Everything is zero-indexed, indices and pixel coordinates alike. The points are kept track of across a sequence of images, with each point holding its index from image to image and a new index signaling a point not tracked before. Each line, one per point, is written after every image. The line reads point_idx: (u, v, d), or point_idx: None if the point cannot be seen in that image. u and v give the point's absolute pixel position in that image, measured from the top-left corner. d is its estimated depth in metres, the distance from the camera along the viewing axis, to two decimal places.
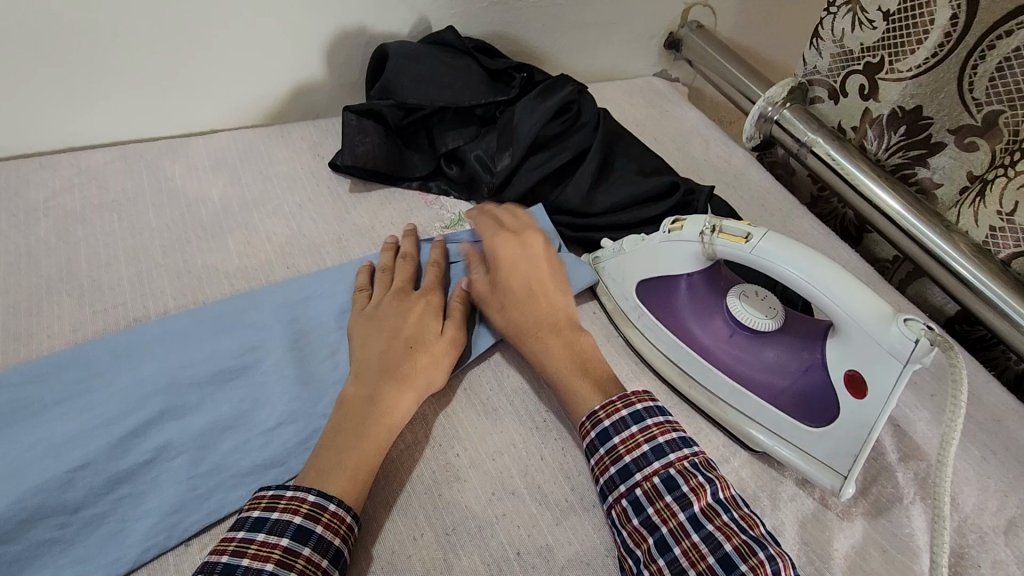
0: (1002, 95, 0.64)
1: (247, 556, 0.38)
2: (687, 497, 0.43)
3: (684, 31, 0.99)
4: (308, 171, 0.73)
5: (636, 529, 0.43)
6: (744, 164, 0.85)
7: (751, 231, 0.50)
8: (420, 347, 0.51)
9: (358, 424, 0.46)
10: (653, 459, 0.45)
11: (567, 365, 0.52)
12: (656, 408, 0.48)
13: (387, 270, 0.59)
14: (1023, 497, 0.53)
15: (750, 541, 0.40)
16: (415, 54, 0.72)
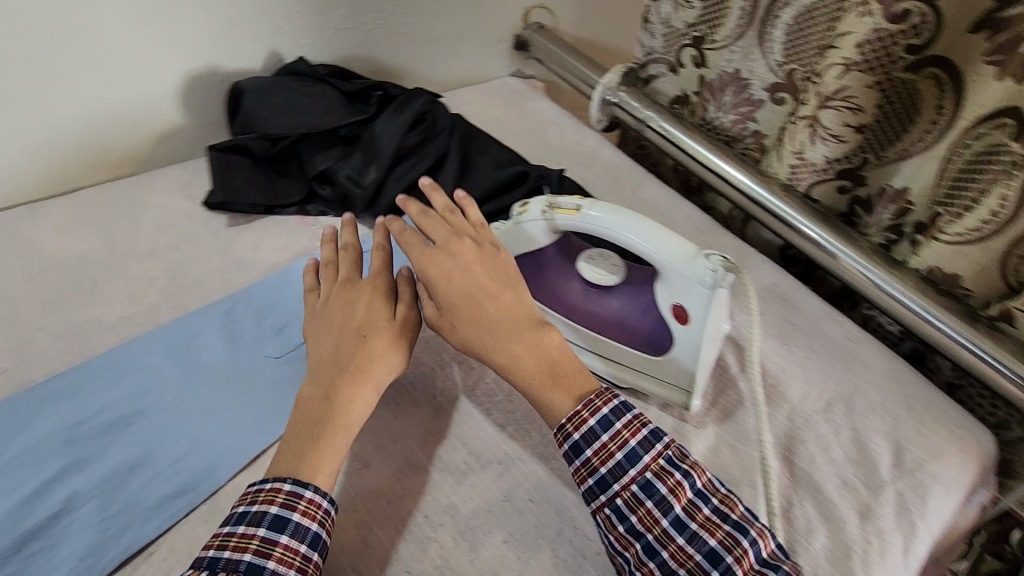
0: (794, 57, 0.74)
1: (228, 548, 0.43)
2: (668, 499, 0.47)
3: (527, 33, 1.06)
4: (182, 213, 0.74)
5: (622, 534, 0.47)
6: (596, 145, 0.95)
7: (581, 203, 0.58)
8: (371, 334, 0.53)
9: (315, 418, 0.49)
10: (630, 468, 0.48)
11: (536, 371, 0.52)
12: (622, 407, 0.50)
13: (332, 264, 0.59)
14: (837, 380, 0.65)
15: (731, 532, 0.46)
16: (270, 87, 0.75)
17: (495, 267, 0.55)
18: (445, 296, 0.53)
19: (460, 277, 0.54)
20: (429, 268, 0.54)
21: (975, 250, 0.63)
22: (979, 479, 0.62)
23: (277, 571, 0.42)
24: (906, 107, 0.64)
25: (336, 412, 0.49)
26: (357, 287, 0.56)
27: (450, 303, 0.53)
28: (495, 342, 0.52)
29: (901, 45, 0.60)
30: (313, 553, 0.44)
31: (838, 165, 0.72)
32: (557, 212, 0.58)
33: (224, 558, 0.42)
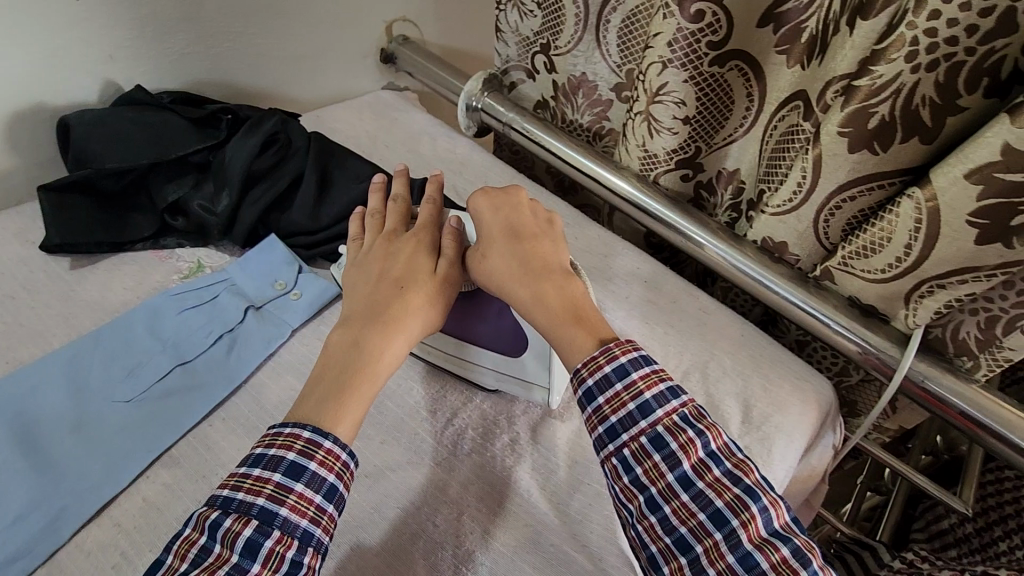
0: (628, 56, 0.80)
1: (243, 489, 0.43)
2: (676, 456, 0.46)
3: (393, 46, 1.07)
4: (17, 260, 0.69)
5: (626, 485, 0.48)
6: (468, 151, 0.98)
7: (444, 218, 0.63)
8: (409, 286, 0.55)
9: (341, 363, 0.50)
10: (640, 419, 0.48)
11: (554, 309, 0.53)
12: (640, 358, 0.50)
13: (378, 215, 0.65)
14: (693, 350, 0.70)
15: (741, 495, 0.44)
16: (102, 119, 0.72)
17: (536, 222, 0.60)
18: (486, 233, 0.59)
19: (504, 227, 0.59)
20: (479, 207, 0.61)
21: (793, 219, 0.68)
22: (823, 424, 0.68)
23: (289, 519, 0.43)
24: (720, 97, 0.71)
25: (366, 357, 0.50)
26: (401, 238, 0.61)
27: (487, 237, 0.58)
28: (521, 278, 0.55)
29: (704, 41, 0.65)
30: (328, 505, 0.45)
31: (676, 156, 0.78)
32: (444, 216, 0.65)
33: (239, 499, 0.42)
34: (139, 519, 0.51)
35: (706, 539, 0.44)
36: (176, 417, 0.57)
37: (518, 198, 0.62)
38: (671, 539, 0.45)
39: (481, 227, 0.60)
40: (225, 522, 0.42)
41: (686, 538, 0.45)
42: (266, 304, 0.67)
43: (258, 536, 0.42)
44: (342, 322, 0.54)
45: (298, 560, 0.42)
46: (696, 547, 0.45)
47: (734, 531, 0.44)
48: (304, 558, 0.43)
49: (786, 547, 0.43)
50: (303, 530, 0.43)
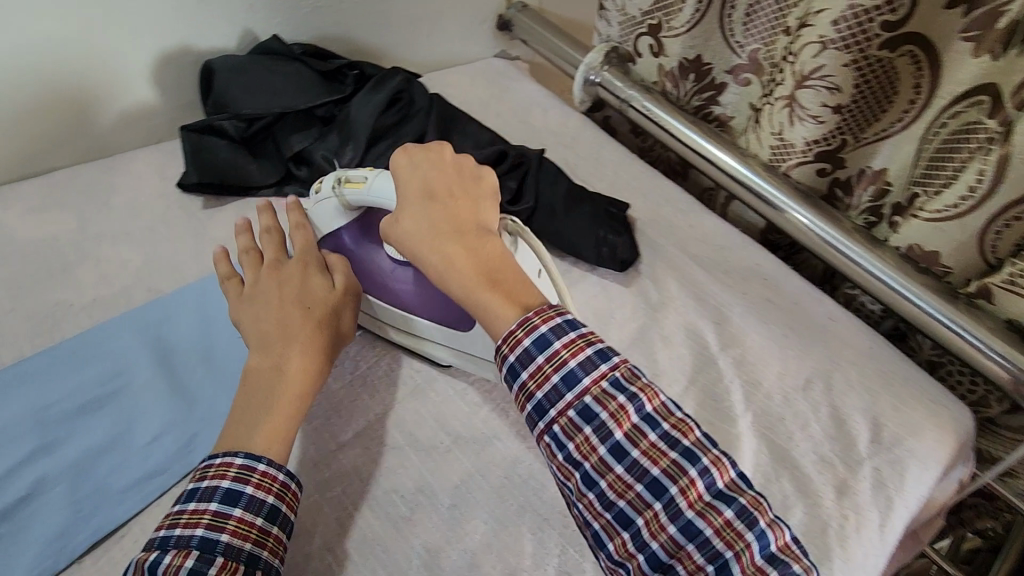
0: (757, 36, 0.76)
1: (180, 524, 0.42)
2: (607, 427, 0.44)
3: (511, 12, 1.04)
4: (156, 195, 0.73)
5: (562, 463, 0.45)
6: (579, 126, 0.94)
7: (367, 175, 0.58)
8: (314, 305, 0.54)
9: (267, 387, 0.49)
10: (566, 392, 0.44)
11: (474, 275, 0.50)
12: (564, 326, 0.46)
13: (252, 251, 0.60)
14: (815, 357, 0.64)
15: (679, 459, 0.43)
16: (244, 66, 0.74)
17: (451, 179, 0.56)
18: (403, 196, 0.55)
19: (412, 190, 0.55)
20: (398, 169, 0.56)
21: (953, 228, 0.63)
22: (959, 454, 0.62)
23: (231, 544, 0.42)
24: (883, 85, 0.65)
25: (287, 377, 0.50)
26: (285, 265, 0.58)
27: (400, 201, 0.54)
28: (440, 239, 0.51)
29: (877, 21, 0.60)
30: (272, 526, 0.44)
31: (817, 147, 0.72)
32: (365, 188, 0.57)
33: (176, 536, 0.42)
34: None
35: (645, 512, 0.43)
36: None
37: (441, 152, 0.57)
38: (612, 515, 0.44)
39: (397, 188, 0.56)
40: (165, 559, 0.41)
41: (626, 512, 0.43)
42: None
43: (201, 565, 0.40)
44: (254, 351, 0.51)
45: None
46: (637, 520, 0.43)
47: (672, 500, 0.43)
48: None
49: (730, 509, 0.43)
50: (248, 554, 0.42)
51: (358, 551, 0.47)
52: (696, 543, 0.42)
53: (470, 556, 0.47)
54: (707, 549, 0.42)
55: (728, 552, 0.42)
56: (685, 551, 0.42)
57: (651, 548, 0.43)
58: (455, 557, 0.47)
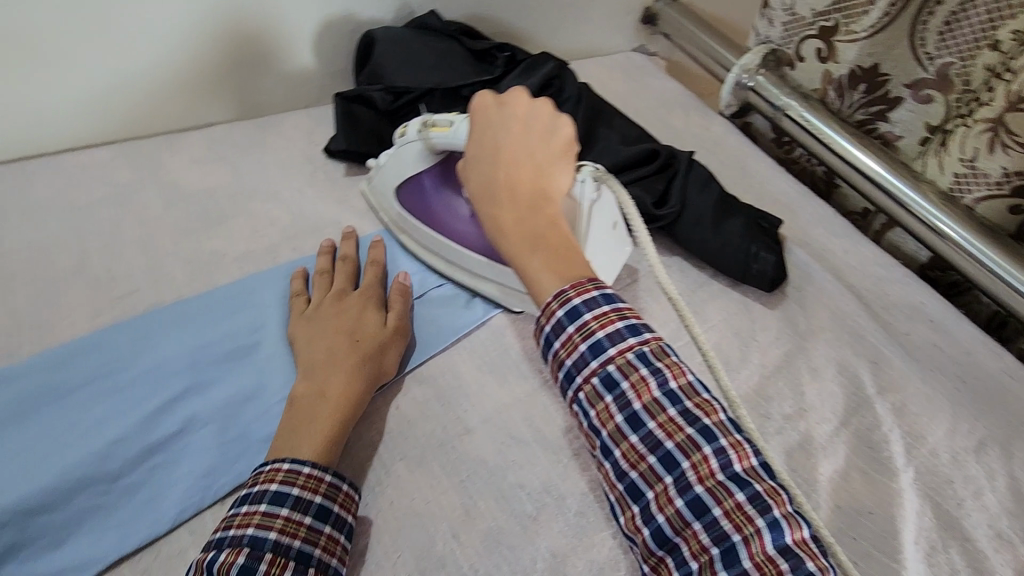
0: (954, 49, 0.67)
1: (233, 526, 0.41)
2: (627, 396, 0.41)
3: (659, 6, 1.01)
4: (304, 159, 0.76)
5: (583, 431, 0.43)
6: (722, 131, 0.89)
7: (453, 118, 0.59)
8: (364, 339, 0.53)
9: (307, 415, 0.47)
10: (592, 359, 0.42)
11: (523, 241, 0.49)
12: (600, 300, 0.44)
13: (325, 274, 0.60)
14: (990, 421, 0.57)
15: (694, 436, 0.40)
16: (403, 39, 0.75)
17: (526, 139, 0.53)
18: (471, 150, 0.54)
19: (484, 149, 0.53)
20: (474, 118, 0.55)
21: None
22: None
23: (281, 542, 0.40)
24: None
25: (326, 403, 0.48)
26: (348, 294, 0.57)
27: (471, 158, 0.54)
28: (499, 198, 0.51)
29: None
30: (323, 525, 0.42)
31: (1018, 180, 0.63)
32: (449, 131, 0.59)
33: (230, 537, 0.40)
34: (393, 426, 0.52)
35: (655, 485, 0.40)
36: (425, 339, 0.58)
37: (520, 106, 0.54)
38: (624, 487, 0.41)
39: (470, 139, 0.55)
40: (218, 558, 0.39)
41: (638, 484, 0.40)
42: None
43: (252, 561, 0.39)
44: (301, 378, 0.50)
45: None
46: (647, 493, 0.40)
47: (683, 476, 0.39)
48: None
49: (742, 492, 0.38)
50: (298, 552, 0.40)
51: (480, 543, 0.45)
52: (703, 523, 0.38)
53: (598, 569, 0.45)
54: (714, 530, 0.37)
55: (736, 536, 0.37)
56: (691, 530, 0.38)
57: (657, 523, 0.39)
58: (582, 568, 0.45)
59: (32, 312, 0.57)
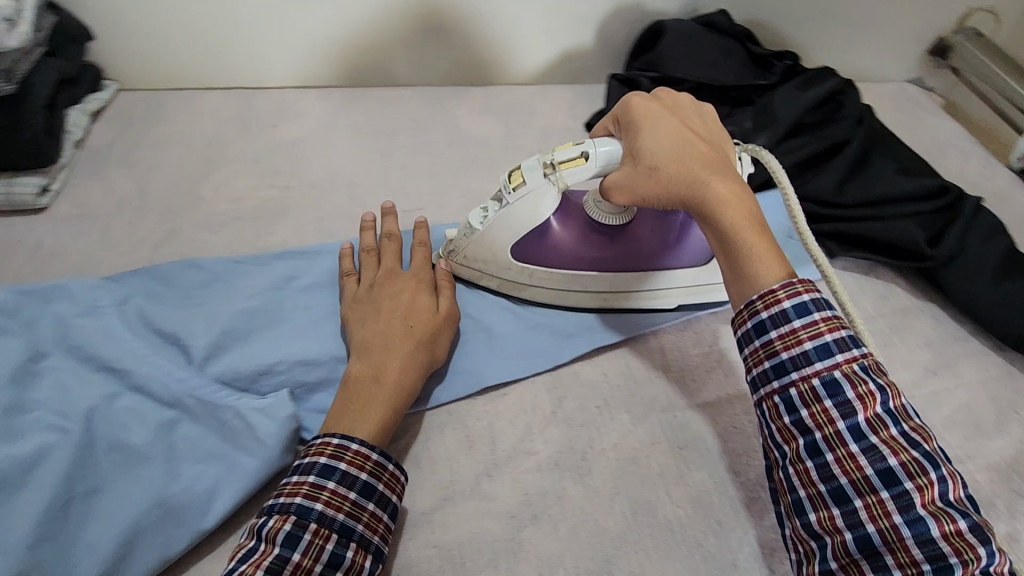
0: None
1: (282, 494, 0.41)
2: (852, 405, 0.39)
3: (957, 38, 0.92)
4: (567, 129, 0.83)
5: (785, 427, 0.41)
6: (1007, 184, 0.79)
7: (583, 147, 0.51)
8: (417, 323, 0.51)
9: (362, 398, 0.46)
10: (816, 359, 0.40)
11: (744, 222, 0.45)
12: (823, 300, 0.42)
13: (371, 252, 0.58)
14: None
15: (922, 460, 0.37)
16: (690, 33, 0.78)
17: (697, 125, 0.51)
18: (649, 133, 0.49)
19: (659, 134, 0.49)
20: (637, 108, 0.51)
21: None
22: None
23: (326, 513, 0.40)
24: None
25: (380, 386, 0.47)
26: (401, 274, 0.55)
27: (643, 146, 0.49)
28: (705, 176, 0.47)
29: None
30: (368, 501, 0.42)
31: None
32: (589, 163, 0.50)
33: (279, 503, 0.40)
34: (623, 381, 0.55)
35: (867, 495, 0.37)
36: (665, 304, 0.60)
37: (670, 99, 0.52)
38: (828, 488, 0.39)
39: (635, 124, 0.50)
40: (268, 521, 0.40)
41: (846, 490, 0.38)
42: None
43: (298, 529, 0.39)
44: (356, 359, 0.49)
45: (341, 551, 0.40)
46: (855, 500, 0.38)
47: (906, 494, 0.36)
48: (347, 552, 0.40)
49: (965, 521, 0.35)
50: (341, 525, 0.40)
51: (693, 509, 0.48)
52: (919, 540, 0.35)
53: None
54: (930, 548, 0.35)
55: (955, 560, 0.34)
56: (904, 545, 0.36)
57: (864, 531, 0.37)
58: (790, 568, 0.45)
59: (349, 207, 0.71)
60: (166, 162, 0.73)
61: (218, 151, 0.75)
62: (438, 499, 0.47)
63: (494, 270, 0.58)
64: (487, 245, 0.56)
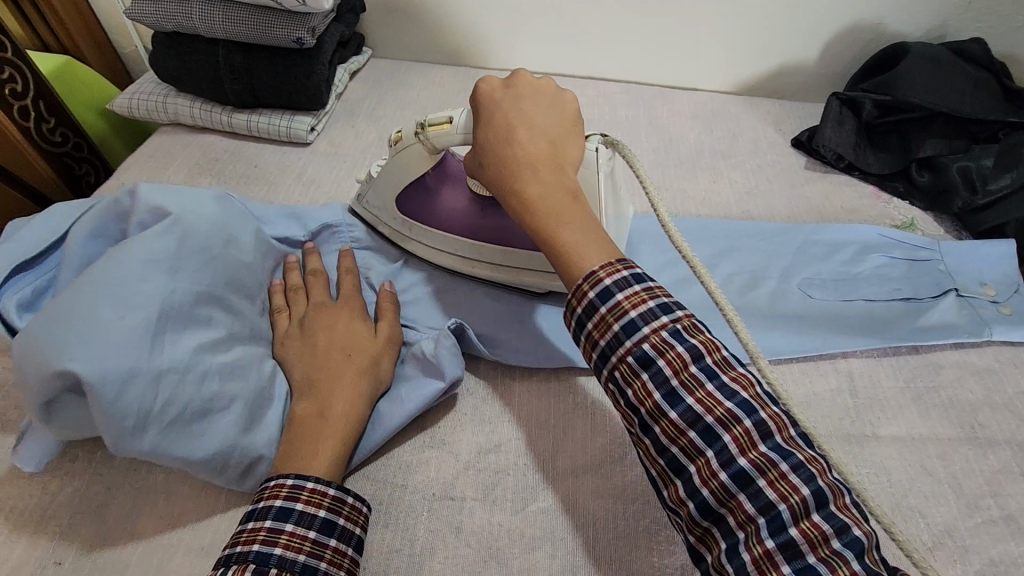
0: None
1: (237, 544, 0.39)
2: (663, 375, 0.37)
3: None
4: (771, 142, 0.82)
5: (622, 409, 0.39)
6: None
7: (451, 113, 0.54)
8: (355, 352, 0.50)
9: (311, 435, 0.45)
10: (624, 338, 0.38)
11: (553, 218, 0.43)
12: (630, 279, 0.39)
13: (292, 288, 0.56)
14: None
15: (735, 411, 0.35)
16: (936, 57, 0.73)
17: (538, 117, 0.49)
18: (485, 128, 0.49)
19: (495, 132, 0.48)
20: (482, 101, 0.50)
21: None
22: None
23: (286, 556, 0.39)
24: None
25: (325, 420, 0.46)
26: (329, 303, 0.54)
27: (483, 144, 0.48)
28: (526, 174, 0.46)
29: None
30: (329, 538, 0.41)
31: None
32: (452, 129, 0.53)
33: (235, 552, 0.39)
34: (803, 398, 0.55)
35: (696, 459, 0.35)
36: (864, 331, 0.59)
37: (522, 87, 0.50)
38: (666, 463, 0.37)
39: (481, 117, 0.50)
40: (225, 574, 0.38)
41: (678, 459, 0.36)
42: (972, 297, 0.62)
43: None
44: (300, 397, 0.48)
45: None
46: (688, 468, 0.36)
47: (725, 449, 0.35)
48: None
49: (787, 461, 0.34)
50: (303, 565, 0.39)
51: None
52: (747, 493, 0.34)
53: None
54: (757, 498, 0.33)
55: (781, 504, 0.33)
56: (736, 501, 0.34)
57: (701, 496, 0.35)
58: None
59: None
60: (402, 119, 0.84)
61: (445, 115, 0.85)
62: (608, 452, 0.50)
63: (384, 218, 0.62)
64: (381, 192, 0.61)
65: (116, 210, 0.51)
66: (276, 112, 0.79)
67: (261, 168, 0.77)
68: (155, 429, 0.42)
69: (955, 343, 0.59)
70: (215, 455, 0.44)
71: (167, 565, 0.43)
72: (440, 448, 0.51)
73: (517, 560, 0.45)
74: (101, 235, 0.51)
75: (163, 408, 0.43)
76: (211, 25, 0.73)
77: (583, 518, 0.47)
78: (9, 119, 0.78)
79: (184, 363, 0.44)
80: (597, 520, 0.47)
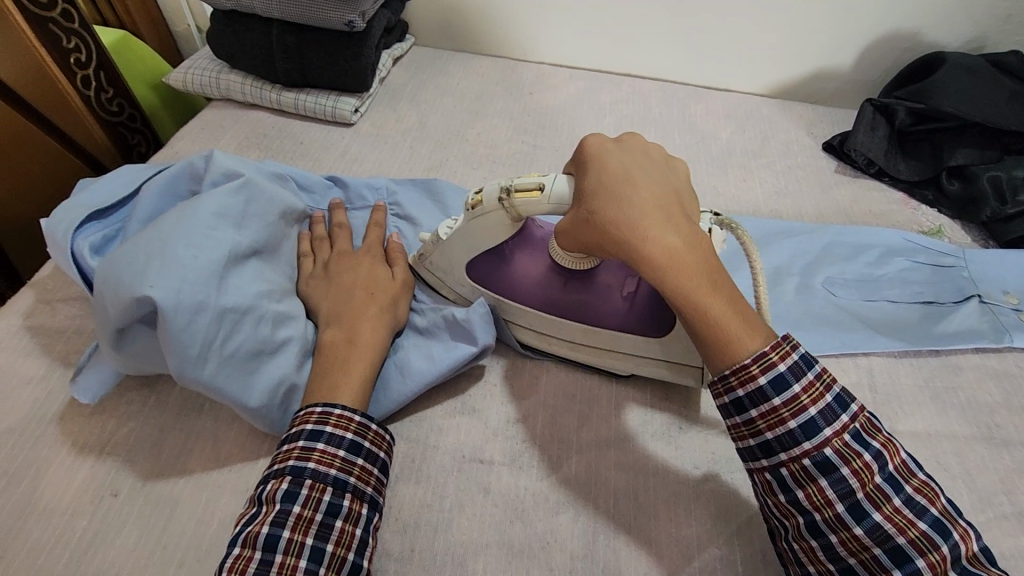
0: None
1: (276, 462, 0.43)
2: (849, 484, 0.39)
3: None
4: (802, 145, 0.84)
5: (783, 503, 0.42)
6: None
7: (543, 181, 0.48)
8: (376, 290, 0.54)
9: (339, 361, 0.49)
10: (803, 439, 0.40)
11: (695, 284, 0.41)
12: (801, 365, 0.41)
13: (319, 240, 0.59)
14: None
15: (928, 533, 0.38)
16: (974, 68, 0.74)
17: (654, 174, 0.46)
18: (596, 176, 0.46)
19: (612, 187, 0.44)
20: (594, 159, 0.47)
21: None
22: None
23: (318, 470, 0.42)
24: None
25: (352, 347, 0.49)
26: (352, 252, 0.57)
27: (597, 198, 0.44)
28: (654, 232, 0.42)
29: None
30: (357, 457, 0.44)
31: None
32: (544, 198, 0.48)
33: (274, 468, 0.43)
34: None
35: (879, 574, 0.39)
36: (886, 332, 0.61)
37: (636, 148, 0.48)
38: (837, 567, 0.40)
39: (593, 172, 0.46)
40: (266, 487, 0.42)
41: (856, 569, 0.39)
42: (995, 305, 0.63)
43: (293, 487, 0.41)
44: (328, 329, 0.51)
45: (336, 501, 0.42)
46: None
47: (918, 572, 0.38)
48: (343, 502, 0.42)
49: None
50: (334, 479, 0.42)
51: None
52: None
53: None
54: None
55: None
56: None
57: None
58: None
59: None
60: (442, 105, 0.87)
61: (484, 104, 0.88)
62: (632, 427, 0.52)
63: (451, 283, 0.58)
64: (450, 256, 0.56)
65: (190, 171, 0.55)
66: (323, 92, 0.82)
67: (306, 145, 0.80)
68: (215, 362, 0.46)
69: (975, 348, 0.60)
70: (267, 389, 0.48)
71: (214, 503, 0.47)
72: (471, 414, 0.53)
73: (541, 521, 0.47)
74: (170, 193, 0.55)
75: (222, 343, 0.47)
76: (269, 5, 0.77)
77: (605, 487, 0.49)
78: (73, 87, 0.82)
79: (240, 306, 0.48)
80: (618, 489, 0.49)
